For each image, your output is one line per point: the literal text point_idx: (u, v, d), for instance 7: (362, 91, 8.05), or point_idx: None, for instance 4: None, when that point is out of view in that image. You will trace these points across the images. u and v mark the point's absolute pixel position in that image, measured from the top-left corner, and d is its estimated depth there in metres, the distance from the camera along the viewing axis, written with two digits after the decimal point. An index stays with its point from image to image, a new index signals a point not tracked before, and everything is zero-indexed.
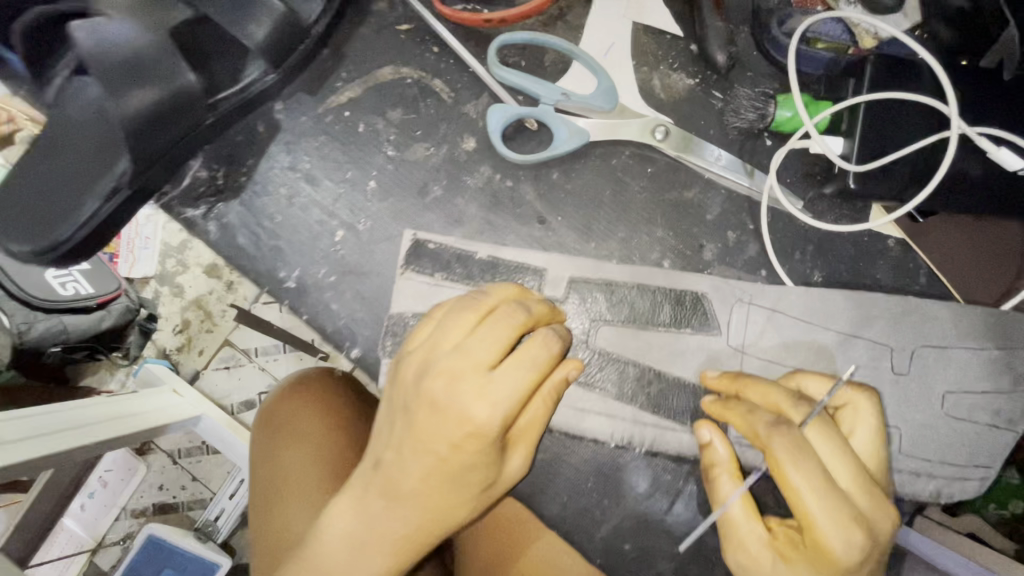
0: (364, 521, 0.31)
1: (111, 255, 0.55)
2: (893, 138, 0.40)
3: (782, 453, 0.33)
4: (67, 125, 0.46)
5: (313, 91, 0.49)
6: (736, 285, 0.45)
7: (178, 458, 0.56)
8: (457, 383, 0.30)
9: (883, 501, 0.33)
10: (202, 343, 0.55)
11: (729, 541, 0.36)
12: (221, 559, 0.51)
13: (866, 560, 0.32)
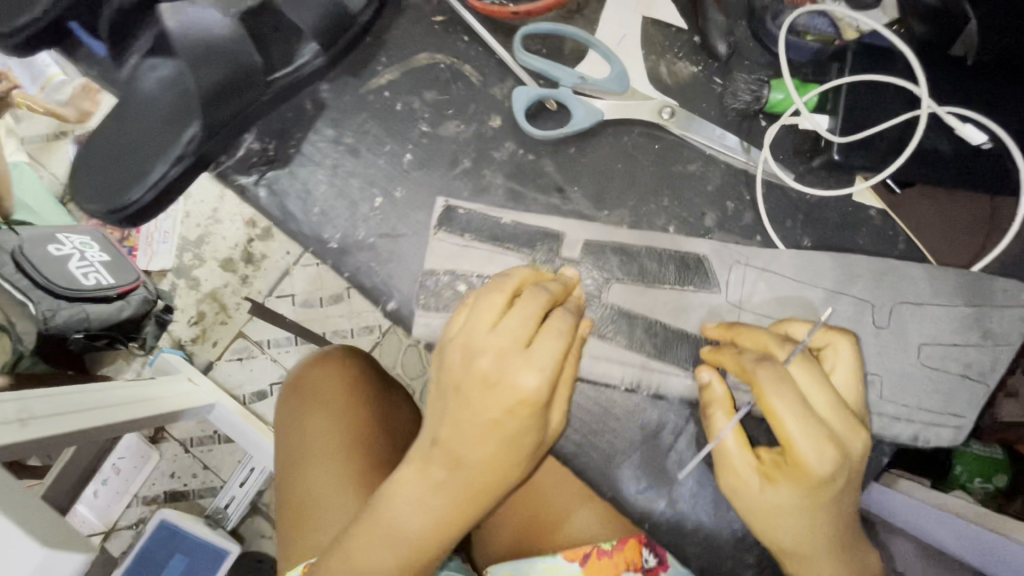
0: (437, 486, 0.40)
1: (133, 249, 0.86)
2: (870, 117, 0.47)
3: (766, 385, 0.37)
4: (136, 100, 0.51)
5: (357, 74, 0.55)
6: (734, 248, 0.50)
7: (190, 447, 0.82)
8: (504, 360, 0.38)
9: (856, 430, 0.38)
10: (218, 335, 0.84)
11: (723, 468, 0.41)
12: (230, 548, 0.73)
13: (839, 477, 0.37)
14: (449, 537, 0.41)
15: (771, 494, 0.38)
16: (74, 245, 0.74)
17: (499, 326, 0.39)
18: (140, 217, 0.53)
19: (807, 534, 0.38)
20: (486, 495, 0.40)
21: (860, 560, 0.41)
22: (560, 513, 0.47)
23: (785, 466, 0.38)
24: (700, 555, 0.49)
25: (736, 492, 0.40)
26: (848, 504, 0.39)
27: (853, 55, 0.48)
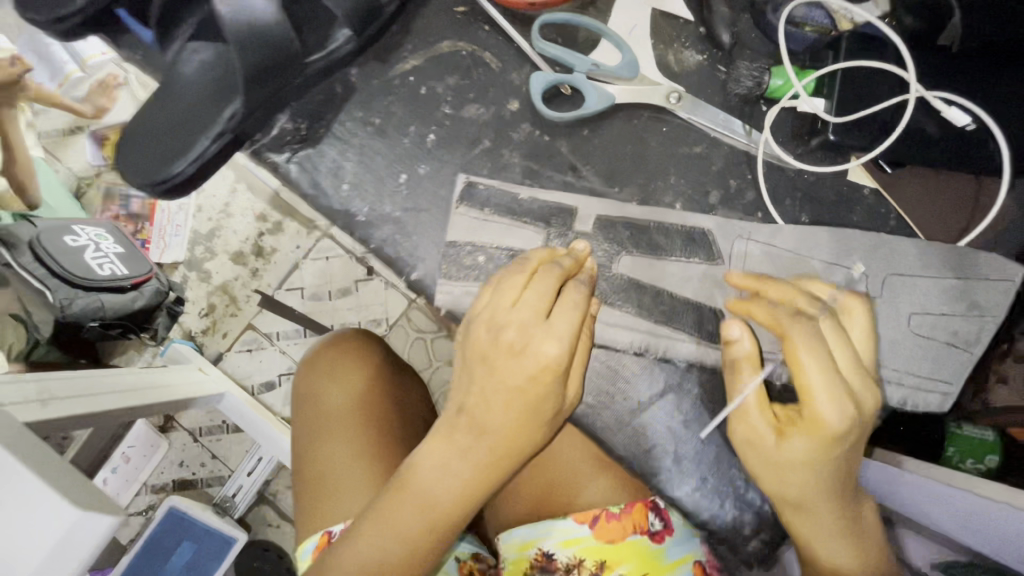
0: (463, 449, 0.48)
1: (145, 243, 1.23)
2: (863, 98, 0.51)
3: (795, 341, 0.43)
4: (184, 82, 0.56)
5: (384, 60, 0.58)
6: (737, 224, 0.54)
7: (199, 436, 1.15)
8: (528, 329, 0.47)
9: (868, 387, 0.43)
10: (227, 328, 1.18)
11: (741, 420, 0.46)
12: (236, 536, 0.92)
13: (852, 431, 0.41)
14: (473, 496, 0.48)
15: (786, 448, 0.42)
16: (89, 238, 1.03)
17: (521, 303, 0.48)
18: (180, 190, 0.56)
19: (817, 487, 0.42)
20: (506, 458, 0.48)
21: (860, 519, 0.44)
22: (570, 485, 0.63)
23: (802, 420, 0.42)
24: (704, 510, 0.53)
25: (754, 444, 0.44)
26: (855, 461, 0.44)
27: (847, 41, 0.52)
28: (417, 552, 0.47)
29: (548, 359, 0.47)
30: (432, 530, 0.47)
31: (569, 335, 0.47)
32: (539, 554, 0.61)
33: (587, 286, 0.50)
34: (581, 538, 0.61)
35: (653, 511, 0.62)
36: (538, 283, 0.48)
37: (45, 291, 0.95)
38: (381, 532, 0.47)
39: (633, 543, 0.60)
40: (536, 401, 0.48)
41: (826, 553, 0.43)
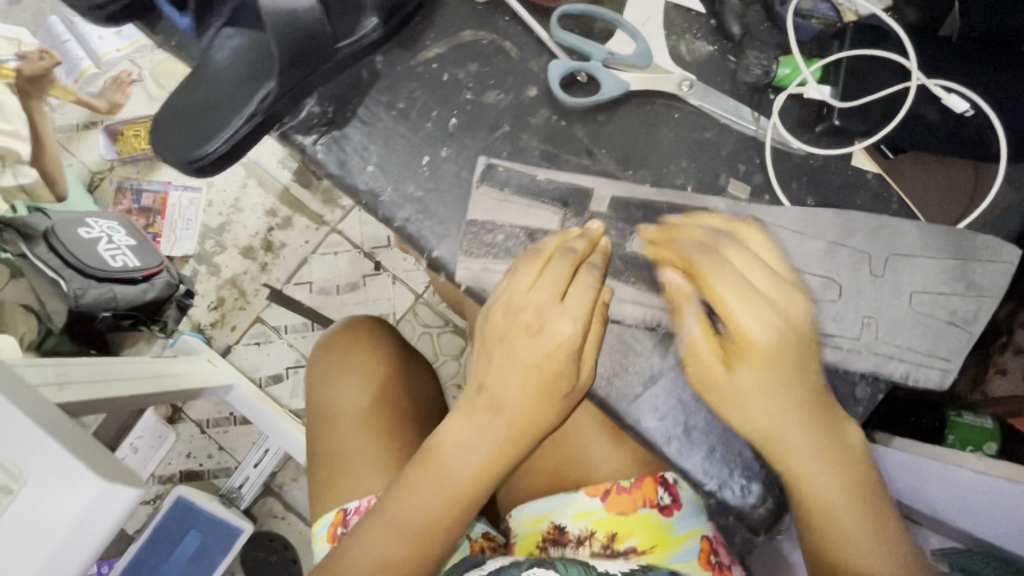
0: (481, 427, 0.51)
1: (156, 237, 1.29)
2: (866, 86, 0.54)
3: (707, 271, 0.48)
4: (215, 63, 0.58)
5: (408, 48, 0.61)
6: (746, 206, 0.56)
7: (208, 429, 1.24)
8: (543, 310, 0.50)
9: (791, 299, 0.48)
10: (238, 321, 1.24)
11: (692, 359, 0.50)
12: (244, 524, 1.09)
13: (785, 340, 0.47)
14: (489, 472, 0.51)
15: (734, 374, 0.48)
16: (101, 230, 1.13)
17: (537, 287, 0.51)
18: (211, 169, 0.59)
19: (776, 407, 0.47)
20: (522, 435, 0.51)
21: (841, 440, 0.48)
22: (581, 462, 0.66)
23: (737, 347, 0.48)
24: (715, 481, 0.54)
25: (705, 378, 0.49)
26: (812, 375, 0.48)
27: (851, 32, 0.55)
28: (438, 522, 0.52)
29: (563, 339, 0.49)
30: (451, 502, 0.52)
31: (583, 315, 0.50)
32: (552, 527, 0.64)
33: (601, 270, 0.51)
34: (592, 510, 0.63)
35: (661, 486, 0.64)
36: (554, 268, 0.51)
37: (63, 280, 1.06)
38: (405, 503, 0.52)
39: (642, 516, 0.63)
40: (551, 379, 0.50)
41: (813, 481, 0.48)
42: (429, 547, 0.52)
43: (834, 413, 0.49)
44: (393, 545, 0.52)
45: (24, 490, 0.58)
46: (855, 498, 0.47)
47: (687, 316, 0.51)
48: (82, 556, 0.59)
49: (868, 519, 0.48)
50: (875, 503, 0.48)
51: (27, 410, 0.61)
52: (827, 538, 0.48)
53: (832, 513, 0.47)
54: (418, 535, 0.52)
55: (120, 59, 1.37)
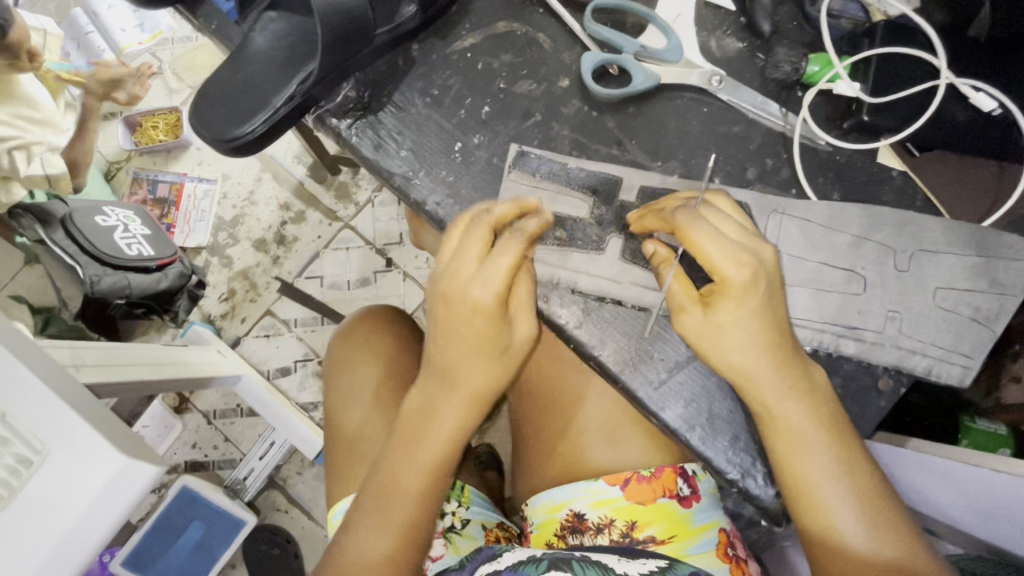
0: (435, 394, 0.55)
1: (170, 227, 1.30)
2: (895, 84, 0.56)
3: (683, 226, 0.49)
4: (256, 46, 0.60)
5: (443, 37, 0.62)
6: (772, 199, 0.57)
7: (214, 420, 1.25)
8: (459, 275, 0.52)
9: (761, 244, 0.50)
10: (248, 313, 1.25)
11: (676, 308, 0.51)
12: (246, 515, 1.08)
13: (757, 281, 0.48)
14: (453, 436, 0.55)
15: (714, 317, 0.49)
16: (118, 219, 1.12)
17: (459, 251, 0.53)
18: (245, 149, 0.60)
19: (751, 347, 0.49)
20: (476, 396, 0.54)
21: (811, 382, 0.50)
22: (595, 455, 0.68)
23: (717, 291, 0.49)
24: (737, 469, 0.54)
25: (683, 322, 0.50)
26: (780, 316, 0.50)
27: (882, 31, 0.56)
28: (413, 491, 0.56)
29: (479, 300, 0.51)
30: (425, 469, 0.56)
31: (501, 277, 0.51)
32: (570, 515, 0.65)
33: (525, 230, 0.53)
34: (612, 499, 0.64)
35: (681, 477, 0.65)
36: (479, 232, 0.52)
37: (78, 267, 1.04)
38: (381, 474, 0.57)
39: (662, 506, 0.64)
40: (483, 338, 0.53)
41: (792, 420, 0.50)
42: (413, 513, 0.56)
43: (801, 356, 0.51)
44: (378, 516, 0.56)
45: (45, 465, 0.59)
46: (830, 438, 0.50)
47: (668, 267, 0.53)
48: (99, 531, 0.59)
49: (846, 460, 0.50)
50: (850, 444, 0.50)
51: (53, 385, 0.61)
52: (805, 481, 0.50)
53: (810, 453, 0.49)
54: (401, 506, 0.56)
55: (141, 52, 1.40)
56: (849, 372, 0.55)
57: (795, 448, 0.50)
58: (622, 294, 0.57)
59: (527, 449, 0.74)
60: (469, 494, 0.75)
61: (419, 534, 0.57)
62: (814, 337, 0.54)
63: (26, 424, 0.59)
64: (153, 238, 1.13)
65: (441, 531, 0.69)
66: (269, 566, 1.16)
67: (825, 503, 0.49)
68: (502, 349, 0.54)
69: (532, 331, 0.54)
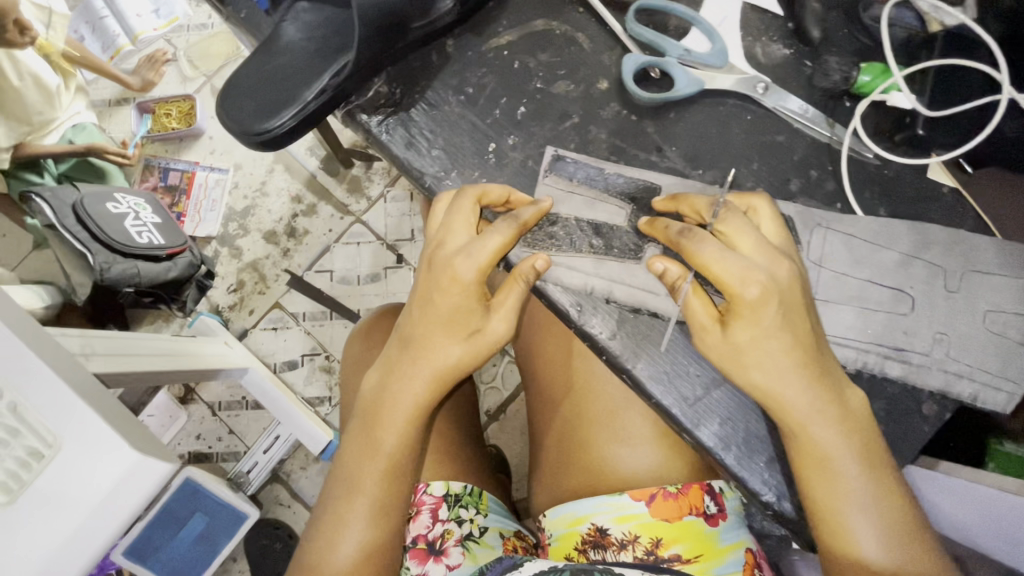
0: (401, 366, 0.55)
1: (181, 216, 1.29)
2: (954, 96, 0.54)
3: (693, 249, 0.48)
4: (287, 38, 0.58)
5: (478, 33, 0.61)
6: (816, 212, 0.55)
7: (218, 412, 1.23)
8: (441, 248, 0.53)
9: (777, 261, 0.47)
10: (256, 305, 1.23)
11: (694, 327, 0.50)
12: (250, 511, 1.07)
13: (768, 298, 0.46)
14: (415, 412, 0.54)
15: (731, 339, 0.47)
16: (129, 206, 1.10)
17: (445, 225, 0.54)
18: (273, 143, 0.58)
19: (772, 367, 0.47)
20: (443, 374, 0.54)
21: (842, 402, 0.48)
22: (620, 470, 0.66)
23: (732, 310, 0.47)
24: (775, 493, 0.52)
25: (703, 342, 0.49)
26: (805, 333, 0.47)
27: (941, 42, 0.54)
28: (378, 466, 0.55)
29: (457, 274, 0.52)
30: (386, 446, 0.55)
31: (481, 252, 0.51)
32: (592, 529, 0.63)
33: (520, 217, 0.53)
34: (637, 514, 0.63)
35: (708, 494, 0.64)
36: (473, 208, 0.53)
37: (88, 253, 1.01)
38: (350, 447, 0.58)
39: (688, 524, 0.62)
40: (455, 314, 0.53)
41: (820, 444, 0.47)
42: (378, 490, 0.56)
43: (832, 375, 0.48)
44: (347, 486, 0.56)
45: (56, 459, 0.57)
46: (862, 463, 0.47)
47: (682, 284, 0.50)
48: (109, 528, 0.58)
49: (880, 488, 0.47)
50: (885, 471, 0.48)
51: (65, 377, 0.60)
52: (833, 510, 0.48)
53: (838, 479, 0.47)
54: (369, 480, 0.56)
55: (155, 38, 1.38)
56: (892, 396, 0.53)
57: (808, 462, 0.48)
58: (659, 305, 0.55)
59: (547, 460, 0.71)
60: (487, 501, 0.73)
61: (390, 514, 0.57)
62: (858, 357, 0.53)
63: (38, 416, 0.58)
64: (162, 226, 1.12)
65: (459, 538, 0.68)
66: (270, 561, 1.15)
67: (853, 532, 0.47)
68: (473, 329, 0.53)
69: (510, 319, 0.53)
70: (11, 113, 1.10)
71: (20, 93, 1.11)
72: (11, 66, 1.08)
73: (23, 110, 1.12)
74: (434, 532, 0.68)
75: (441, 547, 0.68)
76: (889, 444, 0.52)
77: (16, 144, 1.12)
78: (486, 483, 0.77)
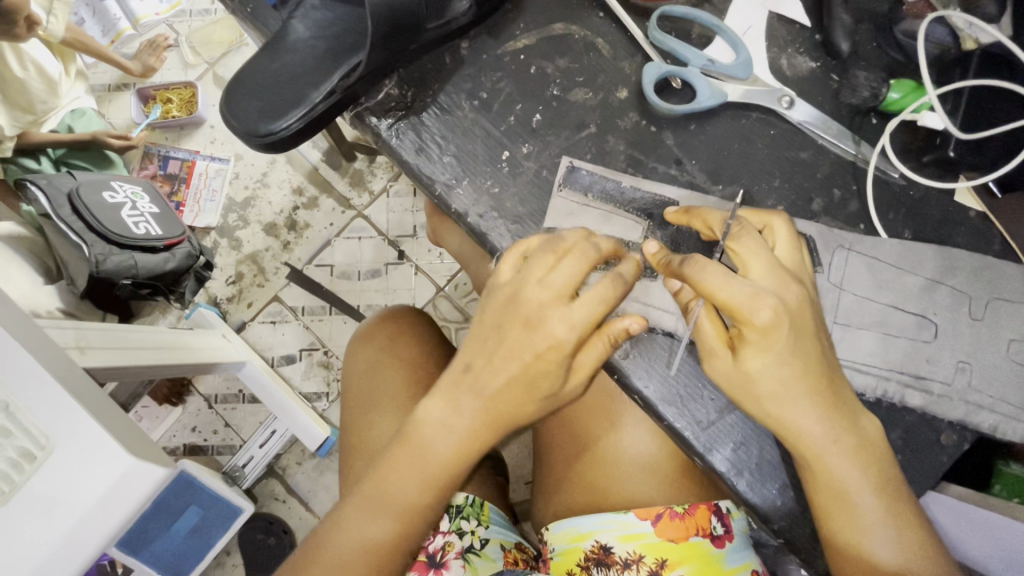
0: (462, 413, 0.50)
1: (180, 207, 1.26)
2: (989, 118, 0.52)
3: (695, 276, 0.45)
4: (296, 37, 0.56)
5: (495, 35, 0.58)
6: (839, 233, 0.53)
7: (214, 405, 1.21)
8: (547, 307, 0.48)
9: (787, 284, 0.45)
10: (256, 299, 1.22)
11: (705, 352, 0.48)
12: (243, 505, 1.04)
13: (781, 322, 0.44)
14: (461, 455, 0.51)
15: (743, 366, 0.45)
16: (126, 195, 1.07)
17: (546, 277, 0.48)
18: (279, 146, 0.56)
19: (788, 397, 0.45)
20: (499, 422, 0.51)
21: (860, 431, 0.46)
22: (625, 488, 0.64)
23: (741, 335, 0.45)
24: (787, 518, 0.52)
25: (714, 368, 0.47)
26: (817, 361, 0.45)
27: (978, 61, 0.53)
28: (418, 504, 0.52)
29: (556, 335, 0.47)
30: (428, 484, 0.52)
31: (585, 322, 0.47)
32: (595, 547, 0.62)
33: (622, 275, 0.49)
34: (642, 534, 0.61)
35: (715, 515, 0.62)
36: (569, 264, 0.48)
37: (83, 244, 0.96)
38: (380, 483, 0.52)
39: (694, 545, 0.61)
40: (537, 376, 0.49)
41: (838, 474, 0.46)
42: (410, 524, 0.53)
43: (849, 401, 0.46)
44: (375, 522, 0.52)
45: (48, 462, 0.55)
46: (882, 495, 0.46)
47: (695, 304, 0.49)
48: (100, 535, 0.56)
49: (899, 520, 0.46)
50: (902, 501, 0.46)
51: (60, 377, 0.57)
52: (852, 543, 0.46)
53: (856, 512, 0.46)
54: (399, 516, 0.52)
55: (158, 23, 1.35)
56: (911, 425, 0.51)
57: (834, 492, 0.46)
58: (675, 325, 0.53)
59: (550, 474, 0.70)
60: (489, 512, 0.72)
61: (414, 543, 0.54)
62: (879, 385, 0.51)
63: (30, 417, 0.56)
64: (163, 213, 1.10)
65: (460, 550, 0.67)
66: (264, 556, 1.14)
67: (868, 556, 0.46)
68: (550, 395, 0.50)
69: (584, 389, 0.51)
70: (13, 103, 1.09)
71: (24, 83, 1.09)
72: (15, 58, 1.06)
73: (26, 99, 1.11)
74: (435, 544, 0.67)
75: (442, 560, 0.67)
76: (907, 474, 0.51)
77: (19, 132, 1.09)
78: (487, 493, 0.75)
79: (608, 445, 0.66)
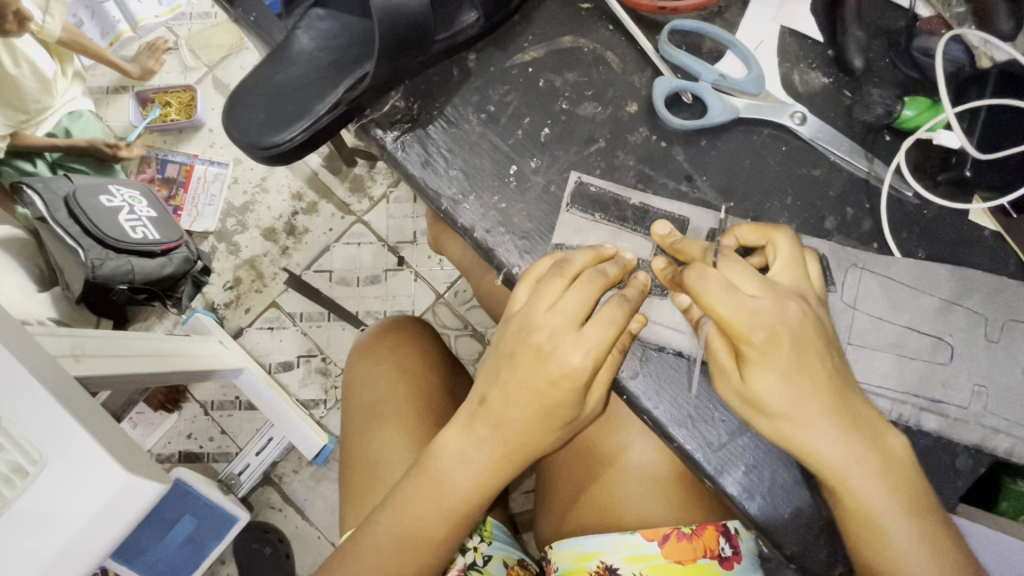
0: (480, 445, 0.50)
1: (178, 212, 1.25)
2: (1006, 138, 0.52)
3: (693, 287, 0.44)
4: (300, 46, 0.55)
5: (503, 48, 0.57)
6: (851, 252, 0.52)
7: (211, 412, 1.20)
8: (558, 336, 0.47)
9: (786, 303, 0.44)
10: (255, 306, 1.20)
11: (715, 370, 0.47)
12: (239, 514, 1.01)
13: (779, 339, 0.43)
14: (481, 486, 0.50)
15: (750, 388, 0.45)
16: (123, 199, 1.06)
17: (552, 305, 0.47)
18: (283, 157, 0.55)
19: (803, 421, 0.44)
20: (520, 451, 0.50)
21: (883, 451, 0.45)
22: (632, 509, 0.63)
23: (743, 354, 0.44)
24: (808, 538, 0.50)
25: (722, 387, 0.47)
26: (830, 384, 0.44)
27: (995, 79, 0.52)
28: (438, 537, 0.51)
29: (569, 364, 0.47)
30: (448, 517, 0.51)
31: (599, 347, 0.46)
32: (601, 567, 0.61)
33: (631, 302, 0.48)
34: (649, 555, 0.60)
35: (723, 536, 0.61)
36: (577, 291, 0.47)
37: (80, 248, 0.94)
38: (398, 517, 0.51)
39: (702, 567, 0.60)
40: (554, 404, 0.48)
41: (864, 498, 0.45)
42: (431, 557, 0.52)
43: (869, 421, 0.45)
44: (394, 558, 0.51)
45: (41, 478, 0.54)
46: (910, 518, 0.44)
47: (704, 321, 0.49)
48: (93, 553, 0.55)
49: (929, 541, 0.45)
50: (932, 520, 0.45)
51: (53, 389, 0.56)
52: (882, 565, 0.45)
53: (885, 535, 0.45)
54: (420, 551, 0.51)
55: (157, 26, 1.34)
56: (926, 448, 0.50)
57: (861, 516, 0.45)
58: (683, 343, 0.52)
59: (557, 492, 0.69)
60: (492, 527, 0.71)
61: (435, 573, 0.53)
62: (894, 408, 0.50)
63: (23, 430, 0.54)
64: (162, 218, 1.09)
65: (461, 568, 0.65)
66: (259, 566, 1.11)
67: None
68: (569, 421, 0.49)
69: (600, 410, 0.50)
70: (8, 102, 1.07)
71: (19, 82, 1.06)
72: (9, 56, 1.03)
73: (19, 98, 1.08)
74: None
75: None
76: None
77: (12, 132, 1.07)
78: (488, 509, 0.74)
79: (615, 464, 0.65)
